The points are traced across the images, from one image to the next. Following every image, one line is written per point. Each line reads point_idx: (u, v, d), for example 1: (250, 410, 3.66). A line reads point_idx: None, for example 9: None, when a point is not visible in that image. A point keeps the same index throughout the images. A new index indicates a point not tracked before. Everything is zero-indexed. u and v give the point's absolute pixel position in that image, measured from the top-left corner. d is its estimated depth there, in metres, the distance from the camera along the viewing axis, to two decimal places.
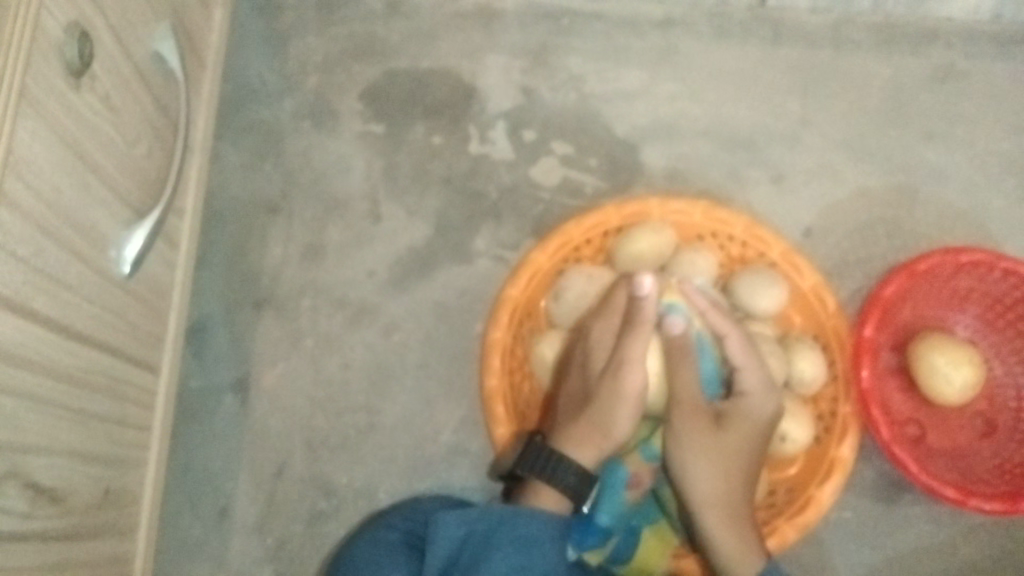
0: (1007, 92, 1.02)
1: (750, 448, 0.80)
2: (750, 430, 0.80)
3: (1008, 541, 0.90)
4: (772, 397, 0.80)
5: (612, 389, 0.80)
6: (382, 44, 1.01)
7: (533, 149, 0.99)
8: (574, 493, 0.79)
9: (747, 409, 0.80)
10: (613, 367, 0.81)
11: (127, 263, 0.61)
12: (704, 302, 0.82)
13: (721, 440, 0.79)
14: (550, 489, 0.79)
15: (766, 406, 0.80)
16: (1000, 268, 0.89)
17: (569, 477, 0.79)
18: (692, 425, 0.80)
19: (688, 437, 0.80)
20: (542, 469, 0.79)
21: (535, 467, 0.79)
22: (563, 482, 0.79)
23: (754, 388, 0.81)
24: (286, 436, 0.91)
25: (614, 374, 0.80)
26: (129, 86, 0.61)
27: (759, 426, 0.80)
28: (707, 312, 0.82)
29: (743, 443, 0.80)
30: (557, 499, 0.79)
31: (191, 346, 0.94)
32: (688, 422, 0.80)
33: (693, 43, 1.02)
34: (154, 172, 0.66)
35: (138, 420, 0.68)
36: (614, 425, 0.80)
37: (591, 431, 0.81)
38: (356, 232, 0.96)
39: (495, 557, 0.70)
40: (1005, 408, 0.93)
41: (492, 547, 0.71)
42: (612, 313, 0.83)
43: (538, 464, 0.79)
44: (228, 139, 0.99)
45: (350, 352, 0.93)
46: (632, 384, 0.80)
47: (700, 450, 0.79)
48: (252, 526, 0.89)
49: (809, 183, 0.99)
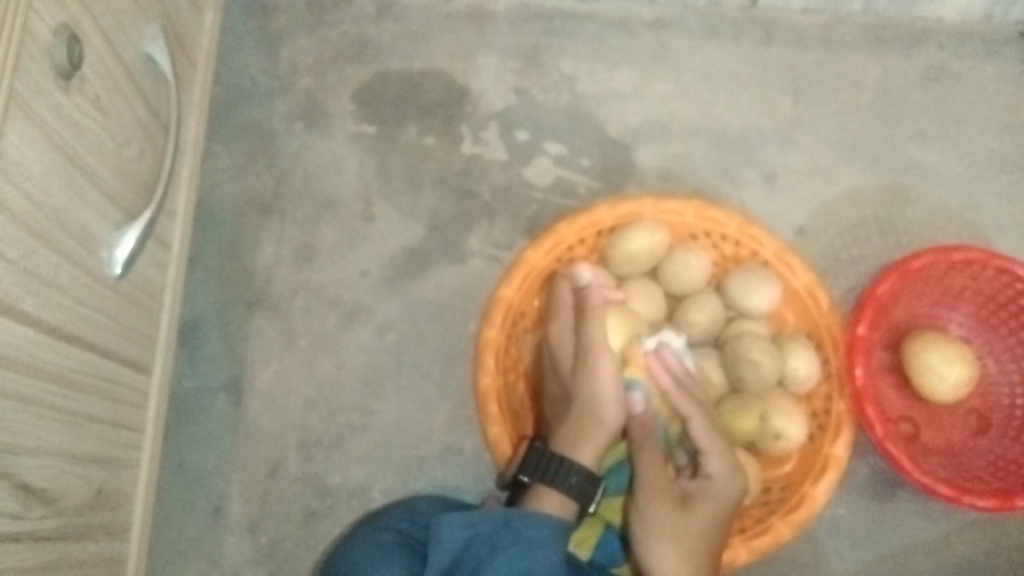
0: (997, 91, 1.03)
1: (714, 531, 0.76)
2: (713, 510, 0.77)
3: (1001, 538, 0.91)
4: (738, 479, 0.79)
5: (586, 381, 0.81)
6: (375, 45, 1.01)
7: (525, 149, 0.99)
8: (579, 495, 0.78)
9: (712, 491, 0.78)
10: (581, 356, 0.82)
11: (118, 264, 0.62)
12: (669, 379, 0.83)
13: (686, 522, 0.76)
14: (555, 492, 0.77)
15: (730, 487, 0.79)
16: (993, 266, 0.90)
17: (572, 478, 0.78)
18: (657, 503, 0.77)
19: (652, 519, 0.76)
20: (545, 471, 0.78)
21: (537, 471, 0.78)
22: (567, 483, 0.77)
23: (719, 471, 0.79)
24: (280, 437, 0.91)
25: (585, 365, 0.82)
26: (120, 88, 0.61)
27: (723, 504, 0.78)
28: (671, 391, 0.82)
29: (707, 525, 0.76)
30: (563, 502, 0.77)
31: (184, 347, 0.94)
32: (652, 500, 0.77)
33: (685, 43, 1.03)
34: (145, 173, 0.66)
35: (130, 421, 0.68)
36: (604, 413, 0.81)
37: (582, 425, 0.81)
38: (349, 233, 0.96)
39: (499, 559, 0.71)
40: (999, 404, 0.93)
41: (495, 549, 0.71)
42: (564, 310, 0.86)
43: (540, 467, 0.78)
44: (221, 140, 0.99)
45: (344, 353, 0.93)
46: (603, 373, 0.81)
47: (665, 530, 0.75)
48: (246, 527, 0.89)
49: (801, 182, 1.00)
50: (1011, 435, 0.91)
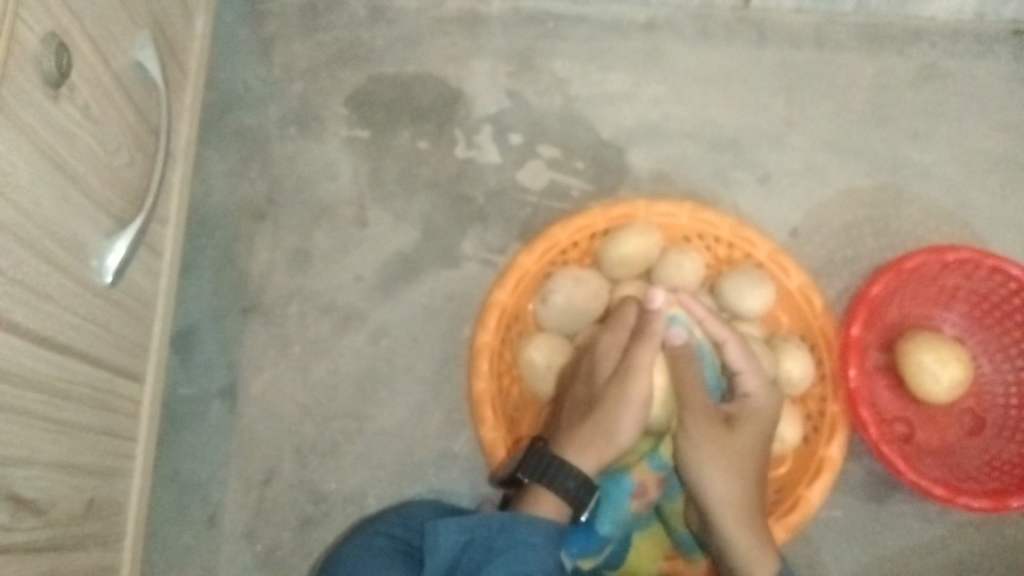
0: (990, 90, 1.03)
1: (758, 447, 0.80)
2: (755, 429, 0.80)
3: (997, 537, 0.91)
4: (773, 393, 0.82)
5: (621, 395, 0.80)
6: (367, 49, 1.01)
7: (519, 153, 0.99)
8: (574, 500, 0.78)
9: (752, 410, 0.81)
10: (621, 373, 0.80)
11: (109, 273, 0.61)
12: (702, 311, 0.82)
13: (730, 442, 0.79)
14: (550, 495, 0.77)
15: (769, 403, 0.81)
16: (986, 266, 0.89)
17: (569, 482, 0.77)
18: (702, 428, 0.79)
19: (700, 443, 0.79)
20: (543, 473, 0.78)
21: (535, 472, 0.78)
22: (564, 487, 0.77)
23: (756, 390, 0.81)
24: (275, 443, 0.91)
25: (622, 380, 0.80)
26: (109, 96, 0.61)
27: (764, 423, 0.81)
28: (705, 319, 0.82)
29: (752, 442, 0.80)
30: (558, 506, 0.77)
31: (178, 354, 0.94)
32: (698, 424, 0.79)
33: (678, 45, 1.03)
34: (136, 181, 0.66)
35: (123, 430, 0.68)
36: (620, 428, 0.79)
37: (595, 437, 0.80)
38: (343, 238, 0.96)
39: (496, 562, 0.71)
40: (993, 405, 0.93)
41: (492, 553, 0.71)
42: (624, 327, 0.83)
43: (538, 468, 0.78)
44: (214, 146, 0.99)
45: (338, 358, 0.93)
46: (638, 394, 0.80)
47: (713, 455, 0.78)
48: (241, 533, 0.89)
49: (794, 183, 0.99)
50: (1006, 435, 0.91)
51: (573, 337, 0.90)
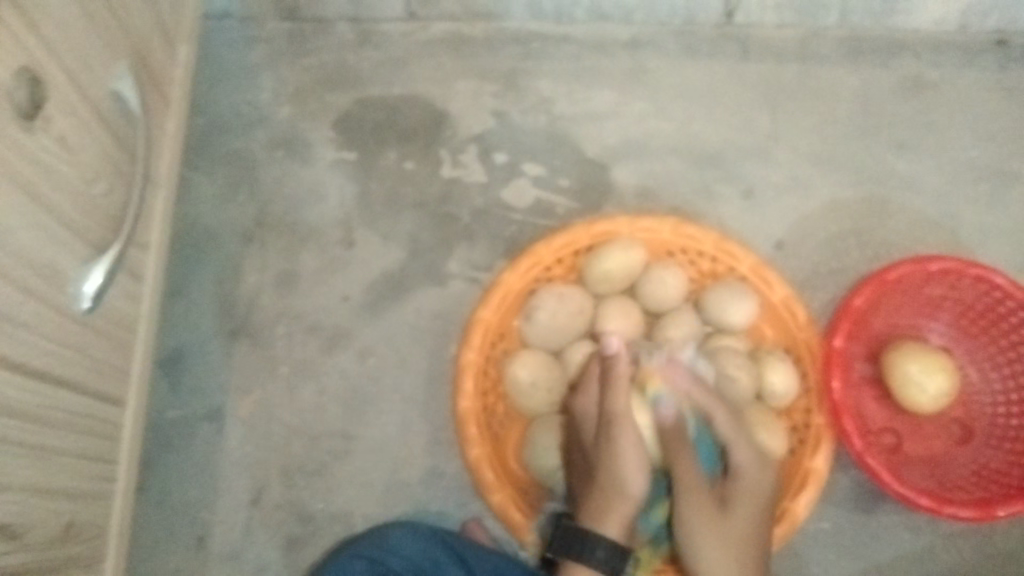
0: (976, 100, 1.03)
1: (755, 525, 0.80)
2: (751, 508, 0.81)
3: (988, 548, 0.90)
4: (766, 469, 0.82)
5: (612, 449, 0.79)
6: (354, 73, 1.03)
7: (504, 171, 1.00)
8: (610, 568, 0.78)
9: (746, 487, 0.81)
10: (605, 426, 0.80)
11: (86, 298, 0.62)
12: (688, 383, 0.82)
13: (726, 524, 0.80)
14: (585, 569, 0.77)
15: (761, 481, 0.82)
16: (971, 275, 0.89)
17: (598, 552, 0.77)
18: (698, 511, 0.79)
19: (696, 527, 0.79)
20: (571, 548, 0.78)
21: (562, 548, 0.79)
22: (593, 558, 0.77)
23: (749, 465, 0.82)
24: (263, 463, 0.92)
25: (611, 435, 0.80)
26: (86, 126, 0.62)
27: (759, 502, 0.81)
28: (692, 392, 0.82)
29: (747, 521, 0.80)
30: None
31: (168, 376, 0.95)
32: (694, 507, 0.79)
33: (661, 62, 1.03)
34: (114, 208, 0.67)
35: (104, 453, 0.70)
36: (629, 484, 0.79)
37: (607, 499, 0.79)
38: (330, 259, 0.98)
39: None
40: (982, 414, 0.93)
41: None
42: (593, 380, 0.84)
43: (566, 544, 0.79)
44: (203, 170, 1.00)
45: (326, 378, 0.94)
46: (627, 444, 0.79)
47: (709, 537, 0.79)
48: (231, 553, 0.90)
49: (778, 197, 1.00)
50: (994, 444, 0.91)
51: (557, 354, 0.90)
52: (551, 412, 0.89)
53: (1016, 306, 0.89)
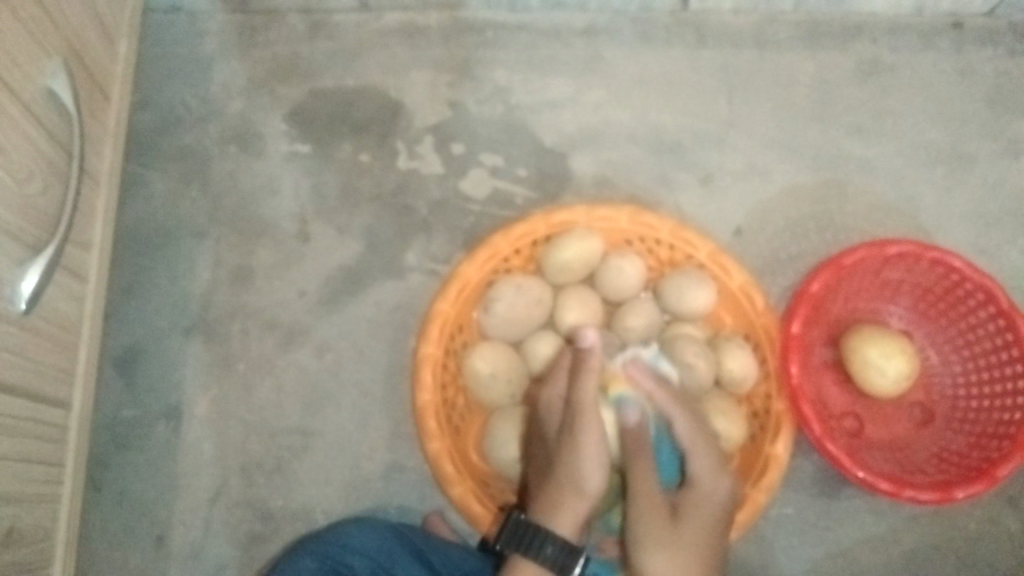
0: (932, 82, 1.03)
1: (710, 535, 0.75)
2: (705, 519, 0.75)
3: (948, 528, 0.90)
4: (723, 477, 0.78)
5: (569, 446, 0.76)
6: (306, 64, 1.01)
7: (461, 162, 0.99)
8: (557, 566, 0.73)
9: (700, 497, 0.77)
10: (568, 422, 0.77)
11: (23, 299, 0.61)
12: (651, 384, 0.80)
13: (680, 533, 0.73)
14: (531, 565, 0.73)
15: (717, 490, 0.78)
16: (928, 258, 0.89)
17: (547, 548, 0.73)
18: (650, 517, 0.73)
19: (646, 533, 0.72)
20: (523, 543, 0.74)
21: (513, 542, 0.74)
22: (544, 555, 0.73)
23: (705, 474, 0.78)
24: (221, 462, 0.91)
25: (575, 426, 0.76)
26: (17, 124, 0.61)
27: (711, 509, 0.76)
28: (655, 393, 0.80)
29: (700, 532, 0.74)
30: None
31: (122, 376, 0.93)
32: (647, 513, 0.73)
33: (617, 50, 1.02)
34: (49, 208, 0.66)
35: (50, 457, 0.69)
36: (587, 478, 0.75)
37: (561, 492, 0.75)
38: (286, 254, 0.96)
39: None
40: (941, 395, 0.93)
41: None
42: (563, 373, 0.82)
43: (516, 539, 0.74)
44: (154, 167, 0.99)
45: (283, 374, 0.93)
46: (589, 439, 0.75)
47: (658, 545, 0.72)
48: (189, 553, 0.89)
49: (736, 182, 1.00)
50: (955, 427, 0.91)
51: (517, 345, 0.89)
52: (511, 405, 0.88)
53: (973, 287, 0.88)
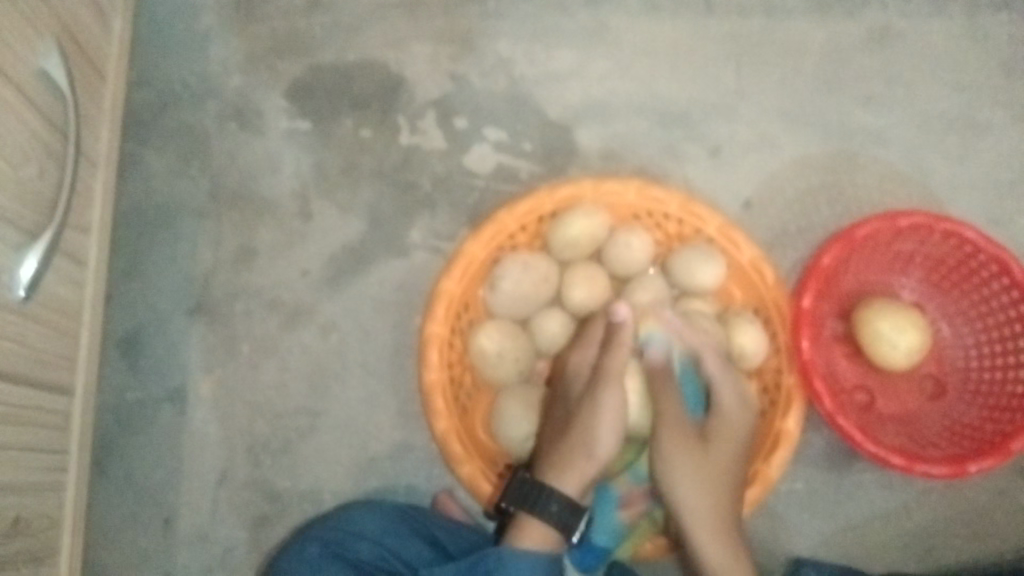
0: (944, 48, 1.01)
1: (732, 460, 0.82)
2: (729, 443, 0.82)
3: (960, 502, 0.90)
4: (750, 409, 0.83)
5: (590, 411, 0.79)
6: (305, 39, 0.99)
7: (464, 137, 0.97)
8: (562, 525, 0.77)
9: (728, 423, 0.83)
10: (596, 384, 0.80)
11: (21, 285, 0.60)
12: (679, 324, 0.83)
13: (707, 458, 0.81)
14: (537, 522, 0.77)
15: (743, 419, 0.83)
16: (940, 229, 0.87)
17: (551, 506, 0.77)
18: (681, 449, 0.80)
19: (676, 459, 0.80)
20: (528, 501, 0.77)
21: (520, 501, 0.78)
22: (548, 513, 0.77)
23: (729, 399, 0.83)
24: (227, 443, 0.91)
25: (598, 388, 0.79)
26: (9, 106, 0.59)
27: (739, 437, 0.83)
28: (683, 332, 0.83)
29: (728, 456, 0.82)
30: (545, 532, 0.76)
31: (125, 358, 0.93)
32: (674, 442, 0.80)
33: (623, 19, 1.00)
34: (46, 191, 0.65)
35: (55, 444, 0.68)
36: (598, 446, 0.79)
37: (574, 455, 0.78)
38: (287, 233, 0.95)
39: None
40: (954, 368, 0.92)
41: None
42: (593, 340, 0.82)
43: (521, 496, 0.77)
44: (151, 145, 0.97)
45: (288, 355, 0.92)
46: (609, 405, 0.79)
47: (687, 468, 0.80)
48: (196, 536, 0.89)
49: (744, 153, 0.98)
50: (967, 399, 0.90)
51: (523, 322, 0.88)
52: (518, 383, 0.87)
53: (986, 259, 0.87)
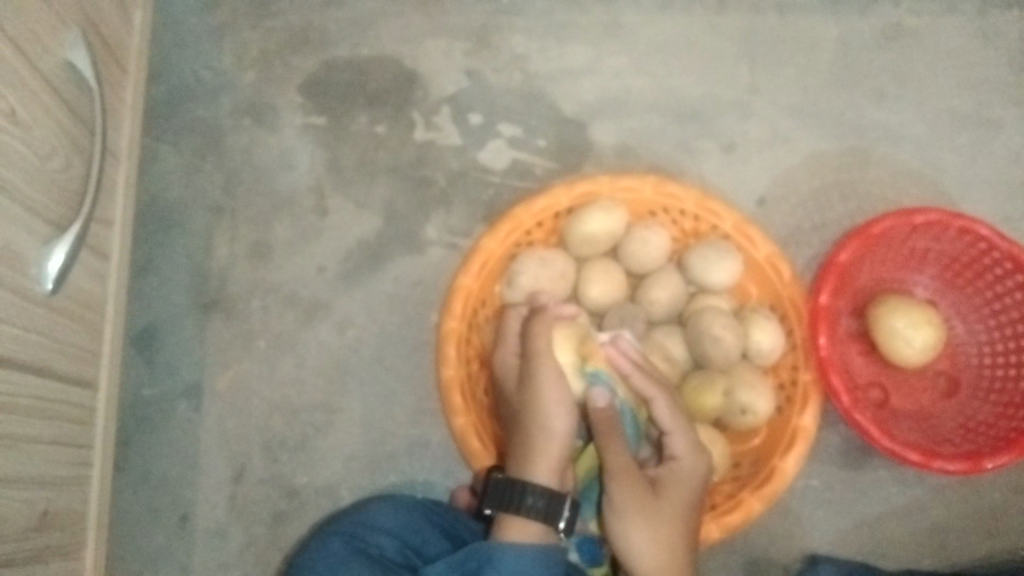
0: (957, 46, 1.01)
1: (688, 507, 0.76)
2: (684, 492, 0.77)
3: (974, 499, 0.90)
4: (704, 455, 0.78)
5: (533, 391, 0.77)
6: (319, 34, 0.99)
7: (479, 133, 0.97)
8: (545, 514, 0.73)
9: (681, 472, 0.77)
10: (528, 364, 0.78)
11: (49, 279, 0.60)
12: (628, 364, 0.80)
13: (660, 506, 0.75)
14: (518, 519, 0.73)
15: (696, 467, 0.78)
16: (955, 227, 0.87)
17: (529, 499, 0.73)
18: (632, 499, 0.75)
19: (624, 508, 0.75)
20: (505, 500, 0.74)
21: (497, 501, 0.75)
22: (528, 507, 0.73)
23: (684, 450, 0.78)
24: (244, 439, 0.90)
25: (532, 370, 0.78)
26: (38, 98, 0.59)
27: (692, 485, 0.77)
28: (632, 374, 0.80)
29: (680, 505, 0.76)
30: (529, 526, 0.73)
31: (141, 354, 0.92)
32: (623, 490, 0.75)
33: (636, 15, 1.00)
34: (72, 184, 0.64)
35: (80, 437, 0.68)
36: (553, 424, 0.76)
37: (531, 439, 0.76)
38: (303, 228, 0.95)
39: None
40: (968, 365, 0.93)
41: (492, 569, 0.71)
42: (512, 333, 0.84)
43: (498, 497, 0.75)
44: (167, 140, 0.97)
45: (304, 351, 0.92)
46: (549, 381, 0.77)
47: (640, 518, 0.74)
48: (213, 532, 0.89)
49: (758, 151, 0.98)
50: (981, 396, 0.91)
51: None
52: None
53: (1000, 256, 0.87)
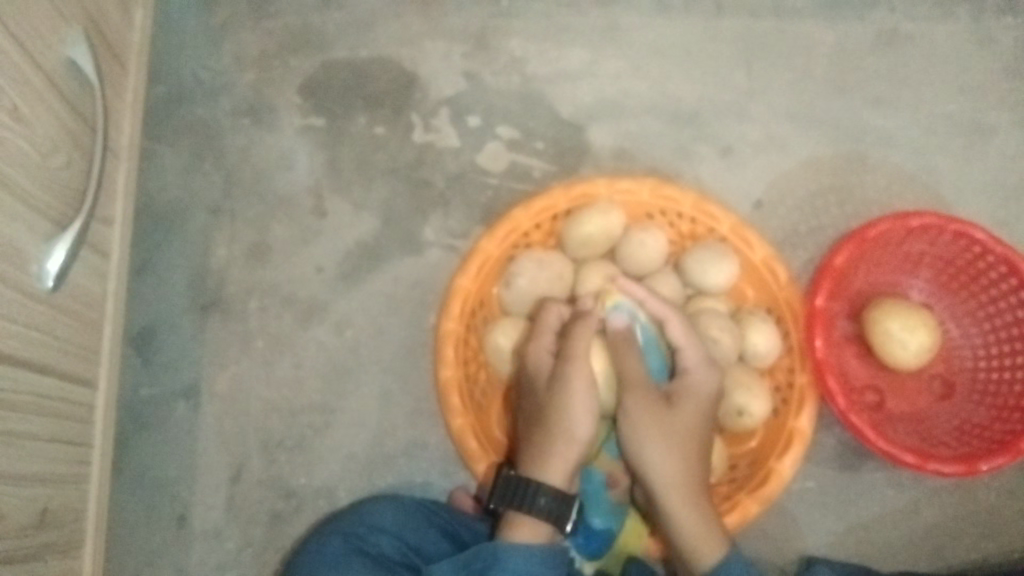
0: (951, 52, 1.02)
1: (699, 424, 0.79)
2: (697, 407, 0.79)
3: (969, 501, 0.91)
4: (714, 371, 0.80)
5: (563, 393, 0.78)
6: (318, 35, 0.99)
7: (477, 135, 0.97)
8: (553, 516, 0.76)
9: (693, 386, 0.80)
10: (560, 363, 0.79)
11: (50, 276, 0.60)
12: (642, 292, 0.82)
13: (674, 421, 0.79)
14: (527, 518, 0.75)
15: (709, 380, 0.80)
16: (950, 231, 0.88)
17: (540, 500, 0.75)
18: (646, 414, 0.78)
19: (638, 421, 0.78)
20: (514, 498, 0.76)
21: (505, 498, 0.76)
22: (537, 507, 0.75)
23: (695, 365, 0.80)
24: (242, 440, 0.90)
25: (563, 372, 0.79)
26: (40, 96, 0.59)
27: (704, 400, 0.80)
28: (647, 300, 0.82)
29: (693, 418, 0.79)
30: (536, 526, 0.75)
31: (138, 354, 0.92)
32: (638, 404, 0.79)
33: (634, 19, 1.01)
34: (73, 182, 0.65)
35: (78, 436, 0.68)
36: (575, 426, 0.78)
37: (550, 440, 0.78)
38: (302, 229, 0.95)
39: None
40: (962, 368, 0.93)
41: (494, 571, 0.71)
42: (547, 331, 0.82)
43: (509, 494, 0.76)
44: (165, 141, 0.97)
45: (302, 351, 0.92)
46: (580, 378, 0.78)
47: (654, 434, 0.78)
48: (210, 532, 0.89)
49: (755, 154, 0.99)
50: (975, 399, 0.91)
51: None
52: None
53: (994, 260, 0.88)
